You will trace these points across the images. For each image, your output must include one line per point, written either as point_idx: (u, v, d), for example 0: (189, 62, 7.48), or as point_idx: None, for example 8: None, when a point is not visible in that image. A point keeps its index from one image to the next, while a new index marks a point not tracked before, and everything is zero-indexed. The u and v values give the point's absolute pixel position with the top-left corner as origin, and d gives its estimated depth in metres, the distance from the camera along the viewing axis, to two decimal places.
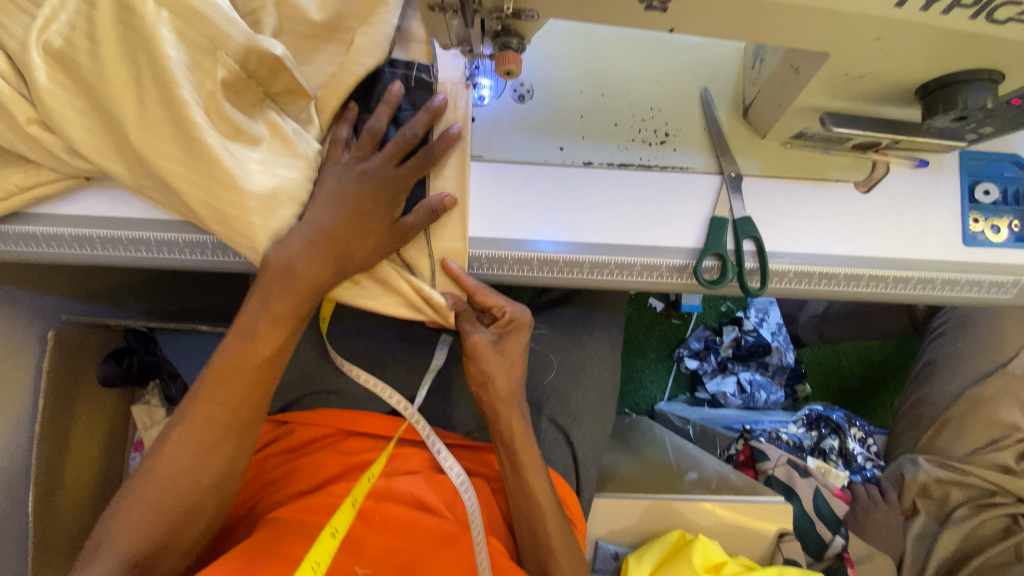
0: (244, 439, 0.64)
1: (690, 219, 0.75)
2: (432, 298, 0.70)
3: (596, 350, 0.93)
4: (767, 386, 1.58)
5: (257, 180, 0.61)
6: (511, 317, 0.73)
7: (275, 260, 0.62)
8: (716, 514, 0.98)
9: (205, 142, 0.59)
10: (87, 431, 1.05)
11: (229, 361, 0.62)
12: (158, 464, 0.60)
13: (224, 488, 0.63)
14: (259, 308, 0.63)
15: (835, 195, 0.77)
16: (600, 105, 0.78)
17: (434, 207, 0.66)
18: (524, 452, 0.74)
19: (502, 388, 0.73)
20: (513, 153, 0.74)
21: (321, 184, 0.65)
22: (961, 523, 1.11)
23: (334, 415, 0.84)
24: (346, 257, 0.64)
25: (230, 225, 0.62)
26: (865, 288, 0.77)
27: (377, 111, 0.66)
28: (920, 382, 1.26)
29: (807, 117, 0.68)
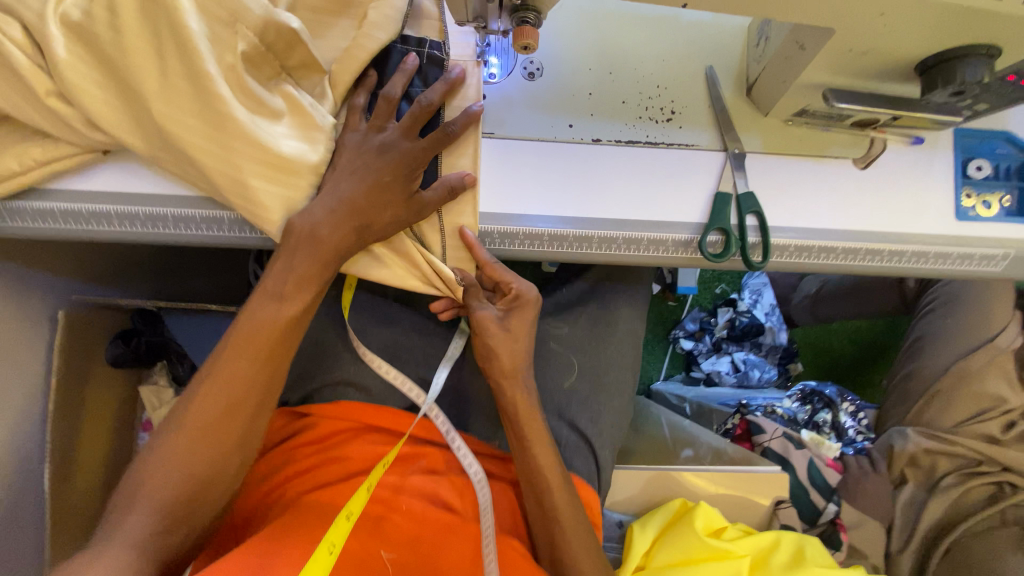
0: (268, 396, 0.66)
1: (696, 194, 0.77)
2: (443, 272, 0.71)
3: (620, 353, 0.94)
4: (760, 364, 1.62)
5: (277, 154, 0.62)
6: (517, 293, 0.73)
7: (299, 226, 0.63)
8: (715, 484, 1.01)
9: (232, 116, 0.60)
10: (98, 409, 1.07)
11: (253, 324, 0.63)
12: (185, 420, 0.62)
13: (248, 441, 0.65)
14: (283, 270, 0.64)
15: (834, 171, 0.79)
16: (608, 83, 0.80)
17: (454, 184, 0.68)
18: (530, 426, 0.75)
19: (507, 363, 0.75)
20: (523, 130, 0.76)
21: (339, 155, 0.66)
22: (947, 492, 1.16)
23: (358, 409, 0.83)
24: (365, 226, 0.65)
25: (247, 197, 0.63)
26: (862, 261, 0.79)
27: (394, 79, 0.67)
28: (909, 357, 1.30)
29: (810, 95, 0.70)
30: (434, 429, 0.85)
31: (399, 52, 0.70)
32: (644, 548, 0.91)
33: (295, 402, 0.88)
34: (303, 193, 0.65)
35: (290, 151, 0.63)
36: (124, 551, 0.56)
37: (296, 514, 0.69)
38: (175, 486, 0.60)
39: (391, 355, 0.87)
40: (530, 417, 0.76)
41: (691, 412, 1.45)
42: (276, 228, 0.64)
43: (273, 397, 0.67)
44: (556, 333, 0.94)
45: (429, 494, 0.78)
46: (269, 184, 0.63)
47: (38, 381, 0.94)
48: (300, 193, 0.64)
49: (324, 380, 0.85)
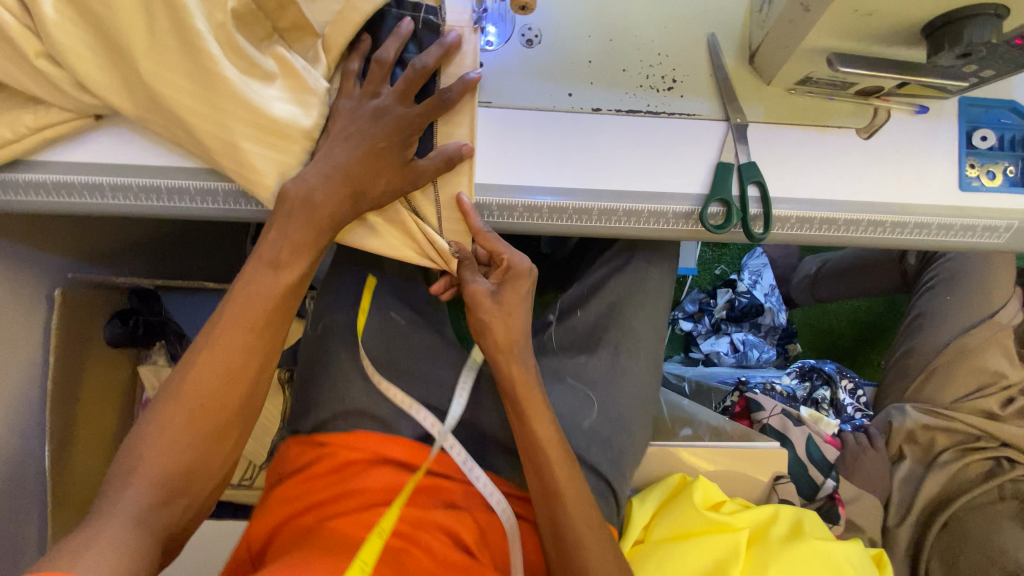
0: (268, 364, 0.65)
1: (697, 165, 0.76)
2: (438, 242, 0.71)
3: (637, 389, 0.92)
4: (759, 345, 1.62)
5: (269, 117, 0.61)
6: (509, 265, 0.71)
7: (293, 193, 0.62)
8: (713, 458, 1.01)
9: (223, 76, 0.59)
10: (98, 387, 1.08)
11: (251, 292, 0.62)
12: (184, 388, 0.61)
13: (248, 411, 0.65)
14: (278, 238, 0.63)
15: (837, 141, 0.78)
16: (608, 51, 0.78)
17: (451, 154, 0.68)
18: (529, 402, 0.72)
19: (502, 337, 0.73)
20: (522, 99, 0.74)
21: (333, 121, 0.65)
22: (947, 467, 1.17)
23: (374, 439, 0.80)
24: (360, 193, 0.64)
25: (239, 160, 0.61)
26: (863, 233, 0.79)
27: (387, 43, 0.67)
28: (909, 334, 1.29)
29: (813, 60, 0.68)
30: (452, 462, 0.81)
31: (394, 16, 0.69)
32: (643, 521, 0.92)
33: (307, 430, 0.84)
34: (296, 158, 0.64)
35: (283, 115, 0.62)
36: (127, 524, 0.55)
37: (317, 552, 0.67)
38: (177, 455, 0.60)
39: (389, 330, 0.87)
40: (530, 393, 0.72)
41: (690, 391, 1.45)
42: (269, 193, 0.63)
43: (272, 365, 0.66)
44: (572, 365, 0.93)
45: (448, 531, 0.74)
46: (261, 147, 0.62)
47: (37, 356, 0.94)
48: (293, 158, 0.64)
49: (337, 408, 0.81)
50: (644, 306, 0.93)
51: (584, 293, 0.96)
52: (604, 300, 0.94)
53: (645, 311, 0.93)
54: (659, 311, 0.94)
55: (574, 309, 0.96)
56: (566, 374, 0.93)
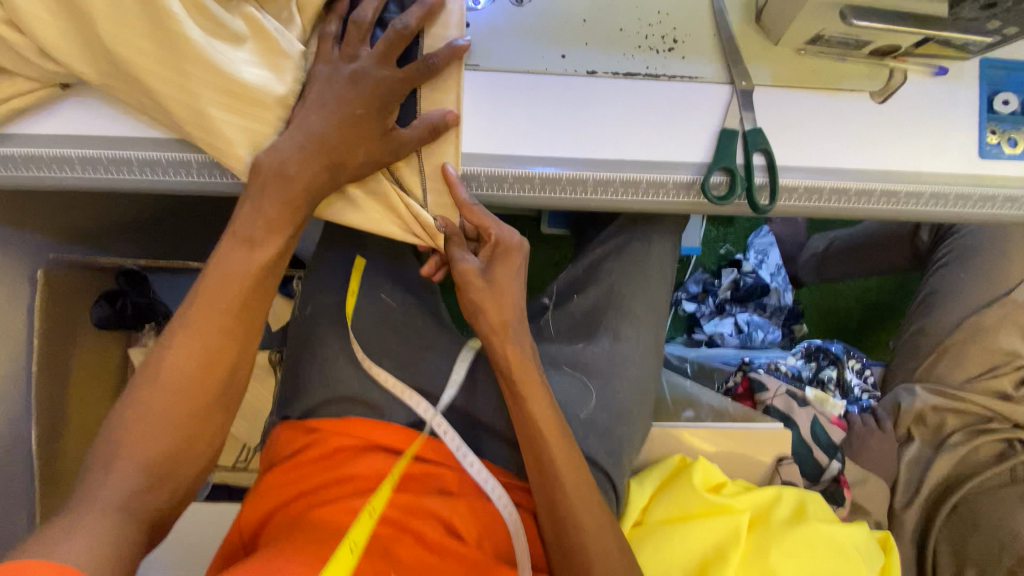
0: (246, 346, 0.63)
1: (699, 132, 0.71)
2: (422, 218, 0.67)
3: (638, 376, 0.89)
4: (764, 325, 1.58)
5: (238, 82, 0.57)
6: (498, 241, 0.67)
7: (266, 164, 0.59)
8: (713, 438, 0.98)
9: (187, 36, 0.54)
10: (90, 368, 1.07)
11: (225, 270, 0.60)
12: (160, 372, 0.59)
13: (229, 393, 0.62)
14: (253, 212, 0.60)
15: (850, 106, 0.73)
16: (605, 10, 0.73)
17: (435, 122, 0.65)
18: (526, 384, 0.67)
19: (495, 316, 0.67)
20: (511, 61, 0.69)
21: (309, 87, 0.62)
22: (955, 449, 1.14)
23: (363, 424, 0.78)
24: (338, 166, 0.61)
25: (208, 129, 0.58)
26: (877, 205, 0.74)
27: (365, 2, 0.63)
28: (919, 313, 1.25)
29: (823, 13, 0.63)
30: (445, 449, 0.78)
31: None
32: (641, 502, 0.89)
33: (299, 415, 0.81)
34: (271, 126, 0.60)
35: (254, 81, 0.58)
36: (101, 515, 0.52)
37: (305, 541, 0.63)
38: (156, 442, 0.57)
39: (378, 310, 0.84)
40: (527, 369, 0.68)
41: (692, 371, 1.42)
42: (242, 164, 0.60)
43: (251, 346, 0.63)
44: (569, 353, 0.91)
45: (445, 519, 0.70)
46: (232, 116, 0.58)
47: (23, 339, 0.92)
48: (267, 126, 0.60)
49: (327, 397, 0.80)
50: (643, 291, 0.90)
51: (582, 277, 0.94)
52: (603, 282, 0.91)
53: (644, 296, 0.91)
54: (661, 296, 0.92)
55: (572, 296, 0.94)
56: (564, 362, 0.91)
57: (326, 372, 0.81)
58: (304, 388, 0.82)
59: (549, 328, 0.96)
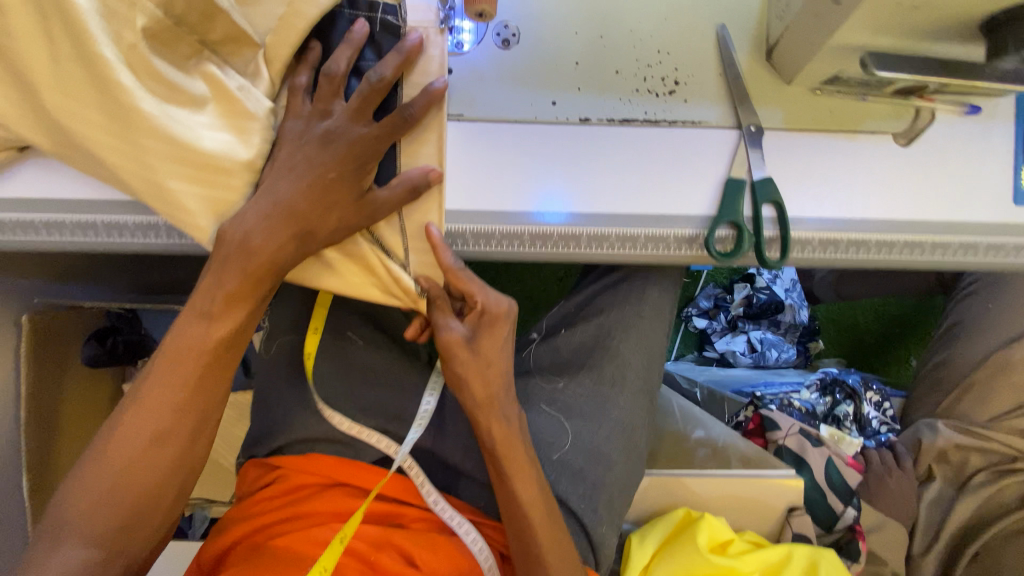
0: (205, 421, 0.60)
1: (702, 183, 0.66)
2: (403, 281, 0.64)
3: (622, 418, 0.82)
4: (778, 344, 1.52)
5: (198, 152, 0.54)
6: (484, 307, 0.63)
7: (231, 235, 0.56)
8: (720, 486, 0.93)
9: (139, 109, 0.51)
10: (80, 408, 1.03)
11: (179, 345, 0.57)
12: (110, 446, 0.57)
13: (186, 471, 0.60)
14: (212, 286, 0.57)
15: (871, 149, 0.67)
16: (601, 53, 0.68)
17: (415, 183, 0.60)
18: (514, 460, 0.64)
19: (480, 391, 0.63)
20: (498, 110, 0.65)
21: (279, 147, 0.58)
22: (977, 491, 1.07)
23: (330, 464, 0.73)
24: (308, 234, 0.58)
25: (170, 202, 0.55)
26: (900, 256, 0.69)
27: (337, 53, 0.59)
28: (945, 344, 1.19)
29: (845, 58, 0.57)
30: (414, 486, 0.75)
31: (347, 18, 0.62)
32: (643, 562, 0.85)
33: (264, 454, 0.76)
34: (237, 192, 0.57)
35: (215, 147, 0.55)
36: None
37: None
38: (107, 517, 0.56)
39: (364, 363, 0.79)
40: (513, 449, 0.64)
41: (701, 398, 1.35)
42: (207, 235, 0.57)
43: (210, 421, 0.60)
44: (548, 389, 0.84)
45: (410, 556, 0.69)
46: (194, 186, 0.55)
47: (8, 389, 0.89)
48: (232, 193, 0.57)
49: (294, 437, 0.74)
50: (636, 330, 0.83)
51: (573, 313, 0.88)
52: (593, 319, 0.85)
53: (636, 335, 0.83)
54: (655, 338, 0.84)
55: (559, 330, 0.88)
56: (541, 399, 0.84)
57: None
58: (271, 422, 0.76)
59: (530, 360, 0.89)
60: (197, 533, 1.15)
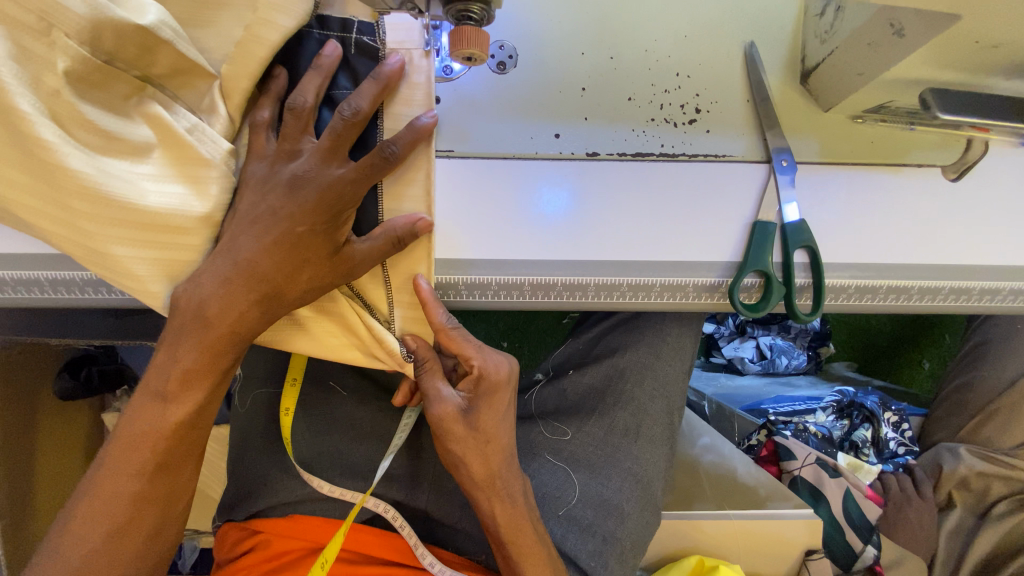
0: (173, 500, 0.55)
1: (726, 226, 0.58)
2: (387, 340, 0.57)
3: (636, 469, 0.78)
4: (788, 350, 1.35)
5: (141, 213, 0.48)
6: (481, 372, 0.59)
7: (185, 301, 0.50)
8: (734, 525, 0.87)
9: (67, 168, 0.45)
10: (54, 448, 0.94)
11: (136, 429, 0.52)
12: (64, 539, 0.51)
13: (154, 556, 0.55)
14: (167, 361, 0.52)
15: (917, 185, 0.59)
16: (610, 78, 0.62)
17: (399, 233, 0.53)
18: (520, 541, 0.61)
19: (479, 470, 0.61)
20: (494, 145, 0.58)
21: (241, 195, 0.51)
22: (1000, 522, 0.97)
23: (312, 523, 0.70)
24: (274, 296, 0.52)
25: (114, 267, 0.50)
26: (946, 303, 0.61)
27: (304, 82, 0.52)
28: (968, 365, 1.09)
29: (901, 91, 0.53)
30: (401, 544, 0.70)
31: (317, 38, 0.54)
32: None
33: (244, 517, 0.74)
34: (194, 251, 0.51)
35: (162, 204, 0.48)
36: None
37: None
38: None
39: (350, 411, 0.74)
40: (521, 532, 0.61)
41: (709, 412, 1.23)
42: (160, 300, 0.52)
43: (179, 500, 0.56)
44: (552, 437, 0.81)
45: None
46: (138, 249, 0.49)
47: None
48: (188, 252, 0.51)
49: (277, 501, 0.71)
50: (652, 373, 0.80)
51: (580, 354, 0.85)
52: (603, 363, 0.82)
53: (652, 380, 0.80)
54: (673, 381, 0.81)
55: (567, 371, 0.85)
56: (545, 449, 0.80)
57: (291, 486, 0.72)
58: (257, 485, 0.72)
59: (532, 404, 0.86)
60: (187, 563, 1.06)
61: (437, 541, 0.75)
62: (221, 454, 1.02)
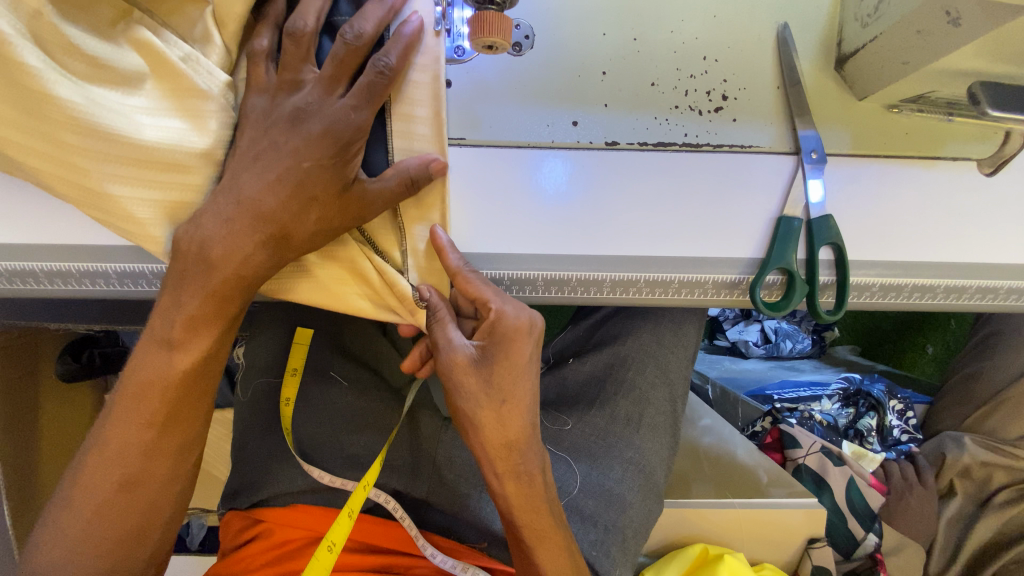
0: (185, 451, 0.56)
1: (752, 217, 0.56)
2: (399, 285, 0.55)
3: (638, 458, 0.77)
4: (793, 334, 1.34)
5: (137, 146, 0.46)
6: (499, 318, 0.54)
7: (186, 243, 0.49)
8: (736, 513, 0.88)
9: (56, 96, 0.44)
10: (63, 429, 0.93)
11: (143, 378, 0.52)
12: (78, 486, 0.52)
13: (167, 506, 0.56)
14: (171, 307, 0.51)
15: (950, 180, 0.57)
16: (632, 61, 0.58)
17: (413, 174, 0.51)
18: (535, 520, 0.61)
19: (494, 435, 0.58)
20: (508, 134, 0.55)
21: (241, 130, 0.49)
22: (1001, 511, 0.95)
23: (316, 515, 0.70)
24: (281, 238, 0.50)
25: (111, 209, 0.48)
26: (972, 302, 0.59)
27: (304, 6, 0.48)
28: (977, 355, 1.07)
29: (947, 82, 0.52)
30: (406, 535, 0.71)
31: None
32: None
33: (245, 506, 0.74)
34: (194, 191, 0.50)
35: (159, 138, 0.47)
36: None
37: None
38: (86, 562, 0.52)
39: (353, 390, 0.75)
40: (536, 513, 0.61)
41: (713, 395, 1.23)
42: (161, 245, 0.50)
43: (190, 452, 0.56)
44: (552, 427, 0.80)
45: None
46: (136, 188, 0.48)
47: None
48: (188, 192, 0.49)
49: (276, 491, 0.71)
50: (654, 361, 0.79)
51: (580, 341, 0.84)
52: (603, 352, 0.80)
53: (654, 368, 0.79)
54: (678, 368, 0.80)
55: (567, 359, 0.84)
56: (546, 439, 0.80)
57: (293, 469, 0.72)
58: (261, 470, 0.72)
59: None
60: (195, 540, 1.07)
61: (441, 527, 0.75)
62: (225, 436, 1.01)
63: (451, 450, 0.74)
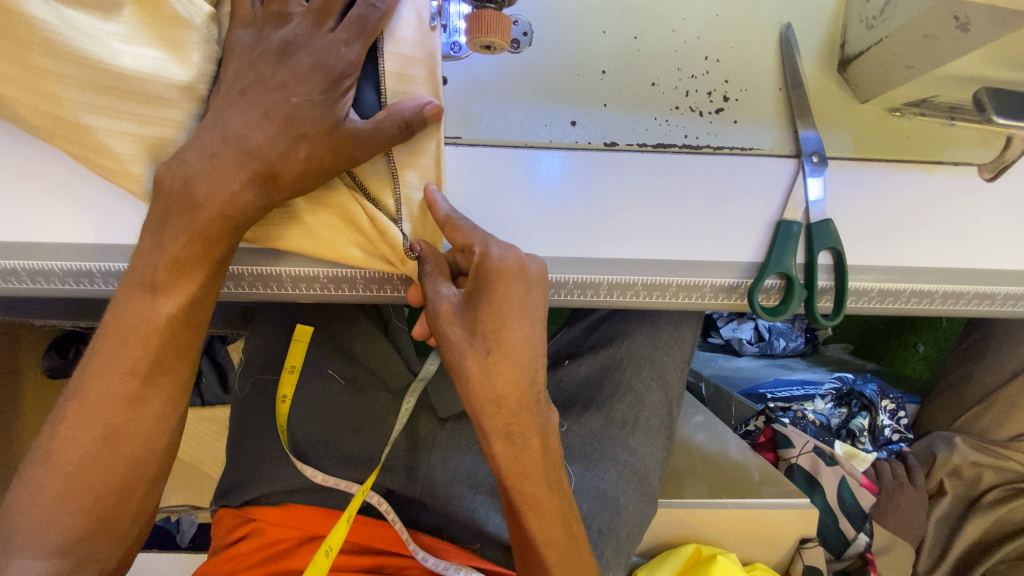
0: (171, 404, 0.54)
1: (750, 221, 0.55)
2: (388, 233, 0.51)
3: (633, 461, 0.77)
4: (786, 332, 1.35)
5: (112, 73, 0.46)
6: (483, 261, 0.49)
7: (168, 181, 0.47)
8: (730, 512, 0.87)
9: (29, 16, 0.43)
10: None
11: (125, 324, 0.50)
12: (57, 441, 0.50)
13: (151, 465, 0.53)
14: (153, 247, 0.49)
15: (952, 186, 0.56)
16: (633, 60, 0.58)
17: (407, 118, 0.48)
18: (534, 486, 0.56)
19: (480, 389, 0.52)
20: (502, 131, 0.54)
21: (225, 64, 0.48)
22: (990, 511, 0.96)
23: (309, 516, 0.69)
24: (269, 177, 0.48)
25: (84, 141, 0.47)
26: (971, 307, 0.58)
27: None
28: (967, 360, 1.07)
29: (950, 86, 0.51)
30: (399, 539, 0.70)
31: None
32: None
33: (238, 505, 0.73)
34: (174, 127, 0.48)
35: (136, 66, 0.46)
36: None
37: None
38: (64, 524, 0.49)
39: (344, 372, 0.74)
40: (529, 476, 0.55)
41: (706, 394, 1.25)
42: (140, 182, 0.49)
43: (179, 405, 0.54)
44: None
45: None
46: (112, 118, 0.47)
47: None
48: (168, 127, 0.48)
49: (268, 490, 0.70)
50: (650, 363, 0.79)
51: (579, 340, 0.84)
52: (600, 354, 0.80)
53: (650, 369, 0.79)
54: (673, 369, 0.80)
55: (564, 359, 0.84)
56: None
57: (281, 467, 0.71)
58: (248, 472, 0.72)
59: None
60: (187, 537, 1.07)
61: (432, 527, 0.74)
62: (217, 433, 1.00)
63: (444, 452, 0.73)
